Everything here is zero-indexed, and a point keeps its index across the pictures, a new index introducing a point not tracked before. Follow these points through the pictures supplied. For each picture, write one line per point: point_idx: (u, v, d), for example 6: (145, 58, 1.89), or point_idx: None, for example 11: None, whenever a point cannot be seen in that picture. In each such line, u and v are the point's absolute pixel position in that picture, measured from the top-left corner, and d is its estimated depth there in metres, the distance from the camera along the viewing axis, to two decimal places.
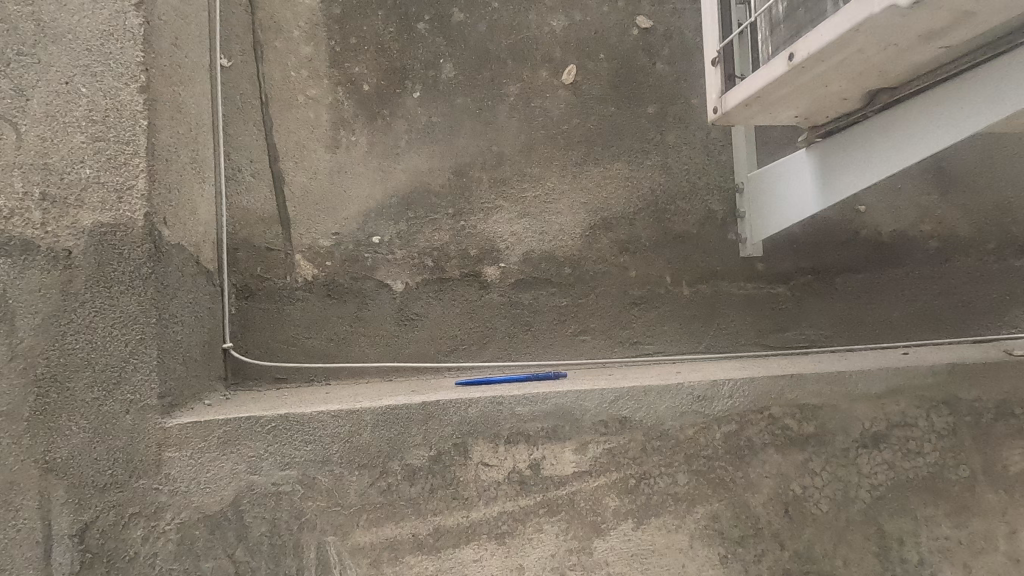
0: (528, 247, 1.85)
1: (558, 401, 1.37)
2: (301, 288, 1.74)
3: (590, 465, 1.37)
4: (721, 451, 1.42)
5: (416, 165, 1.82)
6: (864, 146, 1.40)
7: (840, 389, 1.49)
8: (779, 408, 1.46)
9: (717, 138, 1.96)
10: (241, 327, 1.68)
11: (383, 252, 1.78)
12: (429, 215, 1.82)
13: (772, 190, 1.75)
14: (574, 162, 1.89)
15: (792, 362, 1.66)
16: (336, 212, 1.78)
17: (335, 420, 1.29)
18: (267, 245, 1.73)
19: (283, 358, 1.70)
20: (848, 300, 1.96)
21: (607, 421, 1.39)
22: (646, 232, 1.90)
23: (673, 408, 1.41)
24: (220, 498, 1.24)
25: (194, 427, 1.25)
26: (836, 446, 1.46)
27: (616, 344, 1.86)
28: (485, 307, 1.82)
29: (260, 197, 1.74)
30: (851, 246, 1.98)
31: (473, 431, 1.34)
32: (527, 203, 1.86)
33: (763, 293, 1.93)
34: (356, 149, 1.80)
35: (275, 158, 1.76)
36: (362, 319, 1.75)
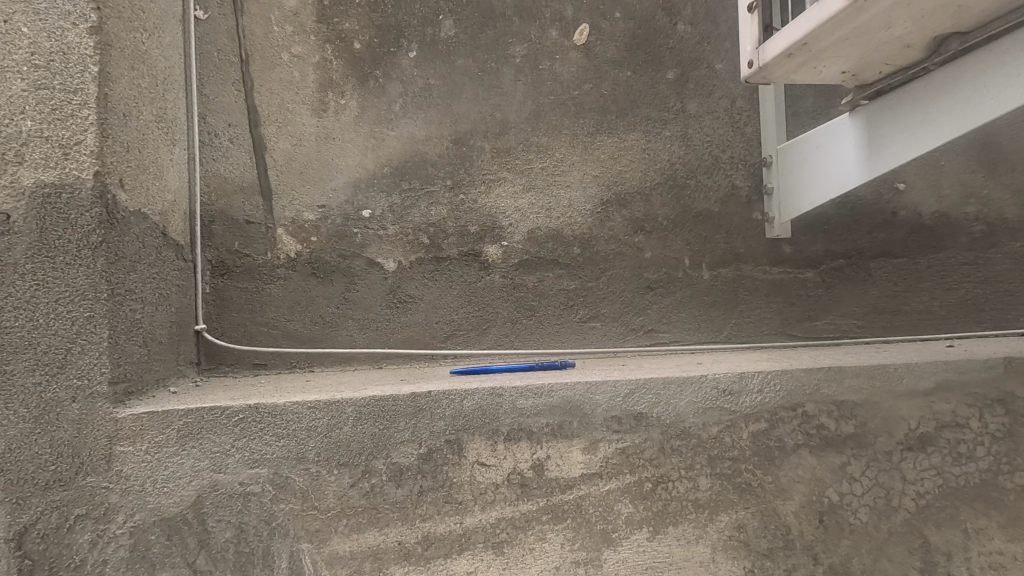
0: (533, 224, 1.69)
1: (566, 394, 1.22)
2: (283, 265, 1.57)
3: (601, 467, 1.22)
4: (748, 453, 1.26)
5: (412, 133, 1.65)
6: (916, 102, 1.22)
7: (882, 385, 1.32)
8: (815, 405, 1.29)
9: (743, 107, 1.77)
10: (215, 308, 1.52)
11: (374, 227, 1.62)
12: (424, 188, 1.65)
13: (800, 160, 1.57)
14: (586, 132, 1.72)
15: (825, 354, 1.49)
16: (322, 182, 1.61)
17: (312, 413, 1.14)
18: (246, 218, 1.56)
19: (262, 342, 1.54)
20: (884, 287, 1.78)
21: (621, 417, 1.23)
22: (663, 210, 1.73)
23: (696, 404, 1.25)
24: (179, 500, 1.09)
25: (150, 417, 1.09)
26: (877, 449, 1.29)
27: (629, 332, 1.69)
28: (486, 289, 1.65)
29: (239, 165, 1.57)
30: (888, 228, 1.80)
31: (468, 427, 1.18)
32: (533, 177, 1.69)
33: (791, 278, 1.75)
34: (345, 113, 1.63)
35: (255, 121, 1.58)
36: (350, 300, 1.59)
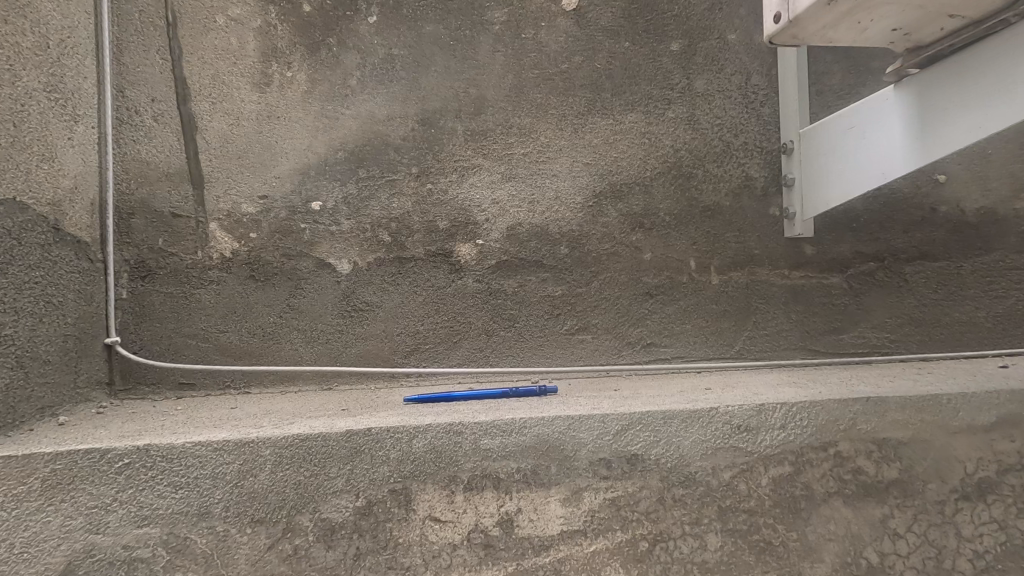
0: (514, 219, 1.44)
1: (542, 432, 0.98)
2: (216, 267, 1.33)
3: (584, 523, 0.98)
4: (768, 504, 1.02)
5: (370, 111, 1.40)
6: (987, 73, 0.98)
7: (931, 419, 1.07)
8: (850, 445, 1.05)
9: (759, 84, 1.51)
10: (133, 317, 1.29)
11: (325, 222, 1.38)
12: (385, 176, 1.40)
13: (822, 143, 1.33)
14: (576, 112, 1.47)
15: (856, 378, 1.25)
16: (263, 169, 1.36)
17: (219, 456, 0.91)
18: (171, 211, 1.32)
19: (189, 357, 1.31)
20: (922, 295, 1.53)
21: (611, 460, 0.99)
22: (666, 204, 1.48)
23: (704, 443, 1.02)
24: (42, 570, 0.84)
25: (12, 461, 0.84)
26: (927, 499, 1.05)
27: (625, 346, 1.45)
28: (457, 295, 1.41)
29: (164, 148, 1.32)
30: (928, 226, 1.54)
31: (418, 473, 0.94)
32: (513, 164, 1.45)
33: (814, 284, 1.50)
34: (292, 87, 1.38)
35: (184, 96, 1.34)
36: (295, 308, 1.35)
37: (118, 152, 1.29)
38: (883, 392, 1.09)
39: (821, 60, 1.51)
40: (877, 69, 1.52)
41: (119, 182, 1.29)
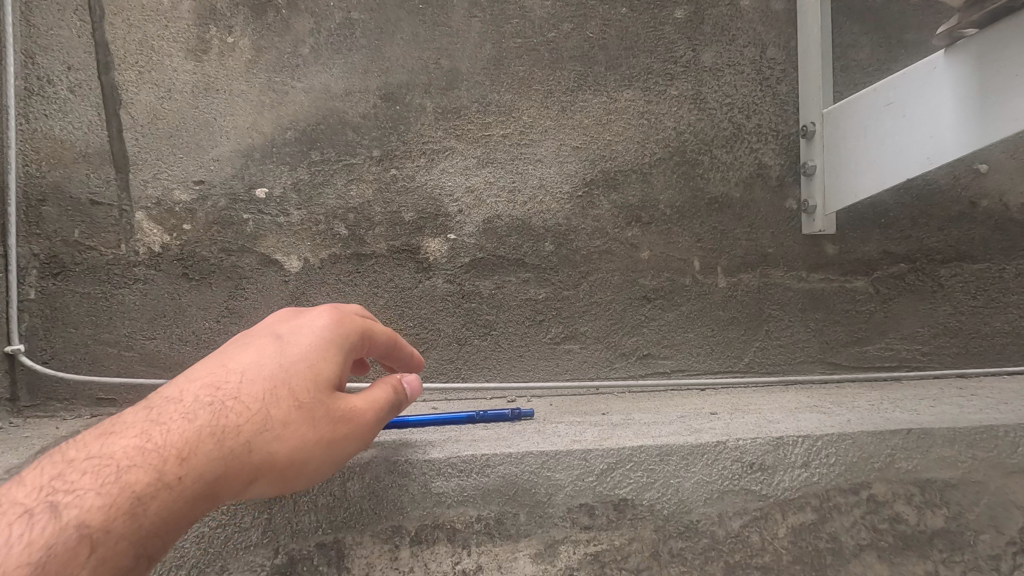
0: (491, 211, 1.25)
1: (508, 472, 0.81)
2: (142, 263, 1.15)
3: None
4: (787, 562, 0.83)
5: (325, 84, 1.21)
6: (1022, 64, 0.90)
7: (983, 456, 0.89)
8: (885, 487, 0.87)
9: (776, 57, 1.31)
10: (43, 321, 1.11)
11: (271, 212, 1.19)
12: (342, 159, 1.21)
13: (856, 121, 1.15)
14: (564, 88, 1.27)
15: (886, 401, 1.06)
16: (199, 150, 1.17)
17: None
18: (89, 197, 1.13)
19: (110, 368, 1.13)
20: (957, 302, 1.33)
21: (594, 507, 0.81)
22: (666, 194, 1.29)
23: (707, 485, 0.83)
24: None
25: None
26: (981, 555, 0.85)
27: (617, 358, 1.26)
28: (424, 298, 1.23)
29: (82, 124, 1.13)
30: (968, 223, 1.34)
31: (354, 521, 0.77)
32: (491, 148, 1.25)
33: (835, 289, 1.31)
34: (233, 56, 1.19)
35: (105, 64, 1.15)
36: (235, 312, 1.17)
37: (27, 129, 1.11)
38: (926, 423, 0.91)
39: (847, 31, 1.31)
40: (911, 43, 1.32)
41: (29, 164, 1.11)
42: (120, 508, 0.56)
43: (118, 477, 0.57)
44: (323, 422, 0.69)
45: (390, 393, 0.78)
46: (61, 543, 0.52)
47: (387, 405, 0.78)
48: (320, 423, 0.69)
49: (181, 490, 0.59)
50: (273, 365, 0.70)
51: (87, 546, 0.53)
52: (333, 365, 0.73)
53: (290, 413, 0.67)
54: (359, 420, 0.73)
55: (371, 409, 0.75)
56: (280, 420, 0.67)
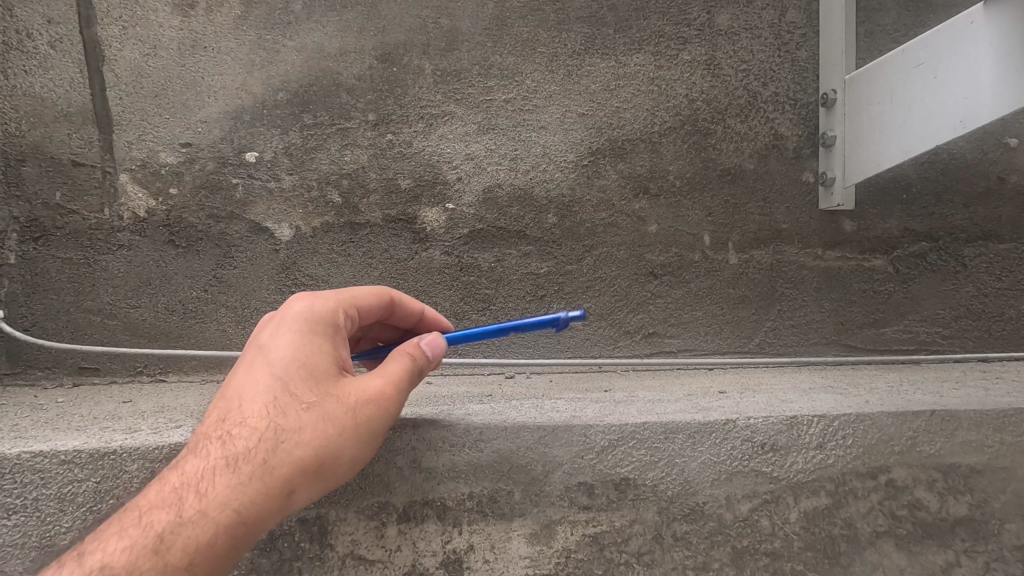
0: (492, 179, 1.19)
1: (504, 447, 0.77)
2: (127, 229, 1.10)
3: (555, 567, 0.74)
4: (798, 548, 0.78)
5: (319, 43, 1.15)
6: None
7: (1012, 441, 0.83)
8: (906, 471, 0.81)
9: (796, 21, 1.24)
10: (24, 287, 1.06)
11: (262, 177, 1.14)
12: (336, 123, 1.16)
13: (884, 86, 1.08)
14: (570, 51, 1.21)
15: (907, 383, 1.00)
16: (186, 111, 1.12)
17: (68, 472, 0.68)
18: (71, 158, 1.08)
19: (93, 337, 1.08)
20: (981, 283, 1.27)
21: (593, 486, 0.76)
22: (676, 165, 1.22)
23: (716, 465, 0.78)
24: None
25: None
26: (1004, 545, 0.80)
27: (621, 336, 1.21)
28: (420, 270, 1.17)
29: (63, 81, 1.08)
30: (995, 199, 1.27)
31: (339, 496, 0.73)
32: (492, 113, 1.19)
33: (853, 267, 1.24)
34: (222, 11, 1.13)
35: (87, 18, 1.09)
36: (223, 281, 1.12)
37: (6, 85, 1.06)
38: (946, 405, 0.86)
39: None
40: (941, 6, 1.24)
41: (8, 122, 1.06)
42: (173, 526, 0.60)
43: (174, 500, 0.62)
44: (337, 417, 0.65)
45: (408, 352, 0.71)
46: (134, 558, 0.58)
47: (409, 363, 0.71)
48: (333, 418, 0.65)
49: (223, 503, 0.61)
50: (273, 376, 0.66)
51: (153, 557, 0.58)
52: (326, 360, 0.69)
53: (305, 413, 0.64)
54: (385, 387, 0.68)
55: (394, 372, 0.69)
56: (299, 425, 0.64)
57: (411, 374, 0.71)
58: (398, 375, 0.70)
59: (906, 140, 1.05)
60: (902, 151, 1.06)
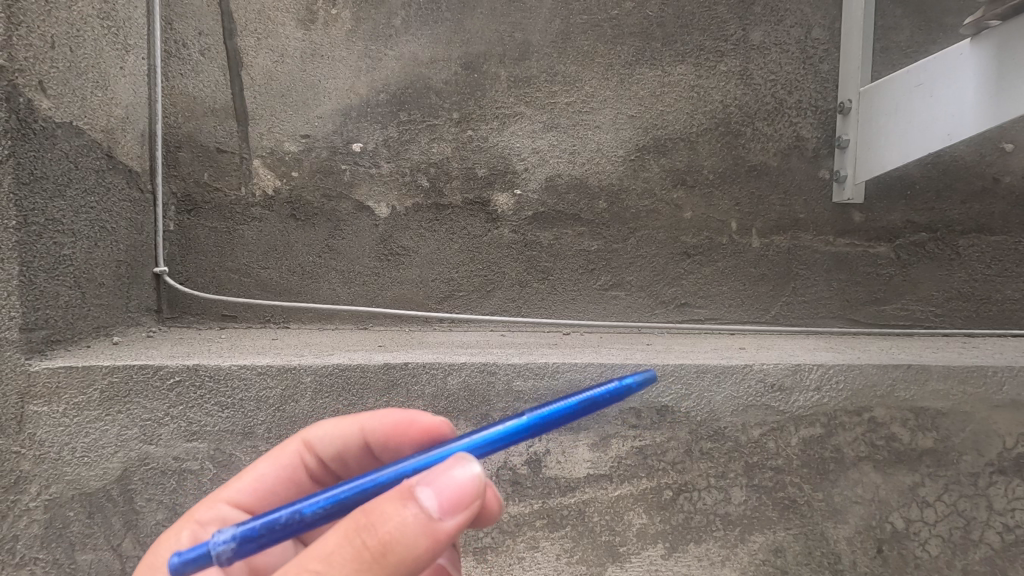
0: (554, 169, 1.41)
1: (574, 377, 1.01)
2: (259, 204, 1.35)
3: (611, 468, 1.01)
4: (796, 464, 1.02)
5: (413, 53, 1.38)
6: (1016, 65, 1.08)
7: (976, 391, 1.04)
8: (885, 411, 1.03)
9: (821, 38, 1.43)
10: (179, 249, 1.32)
11: (365, 163, 1.38)
12: (425, 120, 1.38)
13: (889, 101, 1.30)
14: (624, 61, 1.42)
15: (898, 348, 1.22)
16: (305, 108, 1.36)
17: (264, 380, 0.98)
18: (217, 146, 1.34)
19: (232, 291, 1.33)
20: (973, 270, 1.45)
21: (641, 410, 1.02)
22: (711, 161, 1.43)
23: (735, 399, 1.02)
24: (103, 472, 0.94)
25: (69, 374, 0.94)
26: (961, 471, 1.02)
27: (657, 305, 1.43)
28: (492, 245, 1.40)
29: (211, 82, 1.33)
30: (989, 196, 1.45)
31: (451, 408, 1.00)
32: (555, 113, 1.41)
33: (859, 253, 1.45)
34: (336, 26, 1.37)
35: (230, 30, 1.34)
36: (334, 249, 1.37)
37: (167, 86, 1.31)
38: (926, 361, 1.07)
39: (888, 15, 1.42)
40: (951, 26, 1.42)
41: (167, 115, 1.31)
42: None
43: None
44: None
45: (372, 519, 0.51)
46: None
47: (390, 526, 0.51)
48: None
49: None
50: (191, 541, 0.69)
51: None
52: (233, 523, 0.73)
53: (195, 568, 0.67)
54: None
55: (331, 549, 0.51)
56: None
57: (376, 548, 0.50)
58: (349, 553, 0.50)
59: (905, 151, 1.27)
60: (903, 160, 1.27)
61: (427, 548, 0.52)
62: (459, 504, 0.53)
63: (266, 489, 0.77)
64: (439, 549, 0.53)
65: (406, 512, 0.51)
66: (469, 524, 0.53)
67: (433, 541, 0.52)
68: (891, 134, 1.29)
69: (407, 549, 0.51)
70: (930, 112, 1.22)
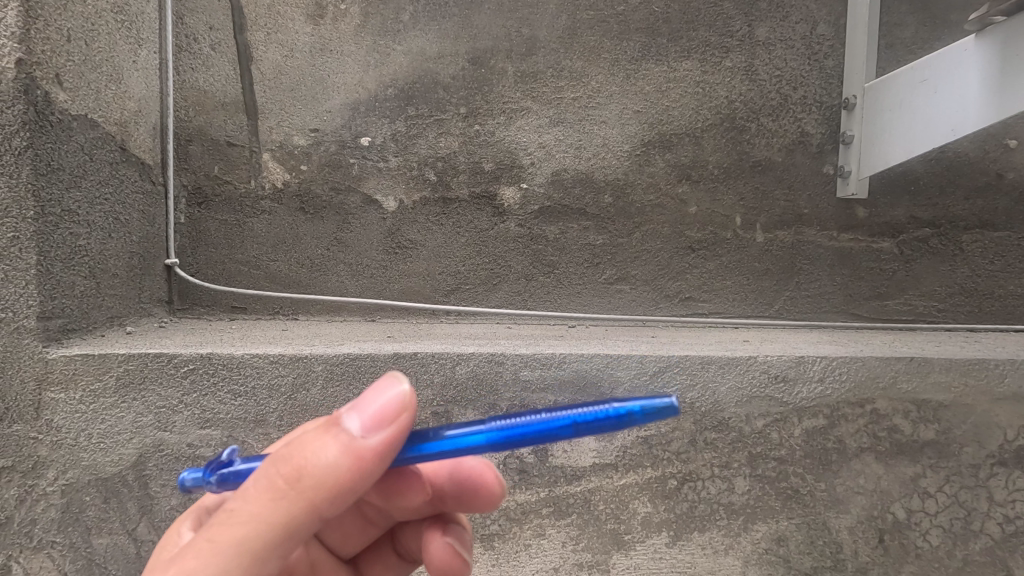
0: (560, 164, 1.42)
1: (581, 368, 1.03)
2: (268, 197, 1.36)
3: (616, 457, 1.03)
4: (798, 455, 1.04)
5: (422, 48, 1.39)
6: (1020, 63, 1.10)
7: (978, 384, 1.05)
8: (888, 403, 1.05)
9: (826, 34, 1.44)
10: (190, 241, 1.34)
11: (373, 157, 1.39)
12: (433, 115, 1.40)
13: (893, 96, 1.31)
14: (630, 57, 1.43)
15: (900, 341, 1.23)
16: (314, 102, 1.38)
17: (276, 369, 1.00)
18: (227, 140, 1.35)
19: (242, 283, 1.35)
20: (976, 265, 1.46)
21: (646, 400, 1.03)
22: (715, 156, 1.44)
23: (739, 390, 1.04)
24: (118, 458, 0.96)
25: (86, 361, 0.96)
26: (962, 463, 1.03)
27: (661, 298, 1.45)
28: (498, 238, 1.42)
29: (221, 77, 1.35)
30: (993, 192, 1.46)
31: (459, 397, 1.02)
32: (562, 109, 1.42)
33: (863, 248, 1.46)
34: (345, 21, 1.38)
35: (240, 25, 1.35)
36: (342, 242, 1.38)
37: (178, 80, 1.33)
38: (929, 354, 1.08)
39: (893, 12, 1.43)
40: (956, 22, 1.42)
41: (178, 109, 1.33)
42: None
43: None
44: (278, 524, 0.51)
45: (290, 450, 0.51)
46: None
47: (306, 453, 0.50)
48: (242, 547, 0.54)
49: None
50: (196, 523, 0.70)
51: None
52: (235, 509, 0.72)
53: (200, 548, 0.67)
54: (216, 532, 0.51)
55: (249, 484, 0.51)
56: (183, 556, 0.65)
57: (289, 477, 0.50)
58: (264, 484, 0.51)
59: (907, 146, 1.28)
60: (905, 155, 1.29)
61: (349, 471, 0.51)
62: (381, 423, 0.51)
63: None
64: (362, 474, 0.51)
65: (322, 439, 0.51)
66: (394, 444, 0.51)
67: (349, 463, 0.50)
68: (894, 129, 1.31)
69: (322, 474, 0.50)
70: (933, 108, 1.24)
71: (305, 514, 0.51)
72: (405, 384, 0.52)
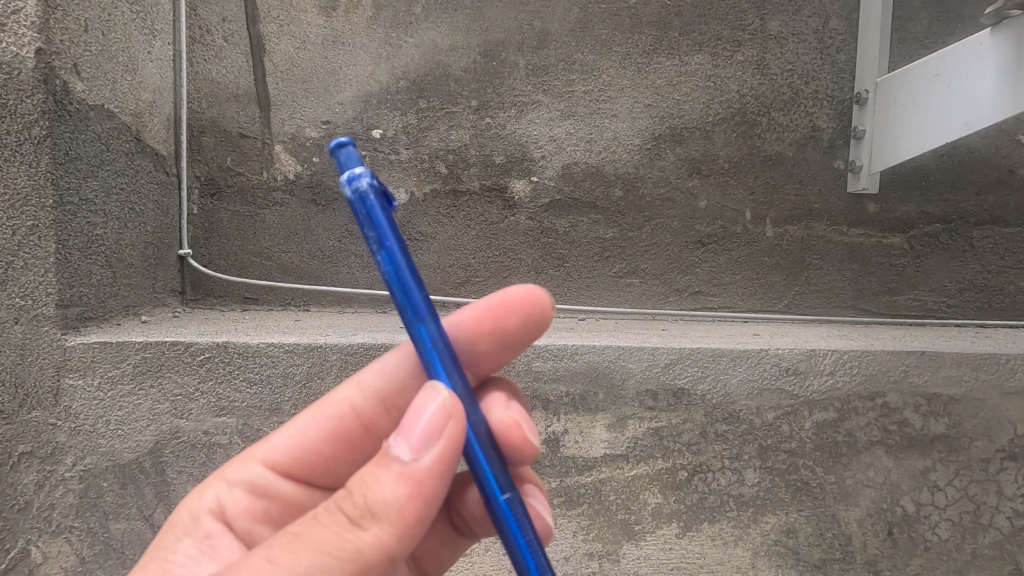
0: (570, 157, 1.43)
1: (593, 359, 1.04)
2: (280, 189, 1.37)
3: (627, 448, 1.04)
4: (809, 448, 1.04)
5: (434, 40, 1.39)
6: None
7: (989, 379, 1.05)
8: (898, 397, 1.05)
9: (839, 28, 1.43)
10: (203, 233, 1.34)
11: (385, 150, 1.39)
12: (444, 107, 1.40)
13: (906, 90, 1.30)
14: (641, 50, 1.42)
15: (911, 336, 1.23)
16: (326, 95, 1.38)
17: (291, 358, 1.01)
18: (239, 132, 1.36)
19: (254, 274, 1.36)
20: (986, 261, 1.46)
21: (657, 392, 1.04)
22: (726, 150, 1.44)
23: (749, 382, 1.04)
24: (135, 445, 0.98)
25: (104, 349, 0.97)
26: (972, 456, 1.04)
27: (671, 292, 1.45)
28: (509, 231, 1.42)
29: (234, 68, 1.35)
30: (1005, 188, 1.45)
31: None
32: (573, 102, 1.42)
33: (873, 243, 1.46)
34: (357, 13, 1.38)
35: (253, 17, 1.36)
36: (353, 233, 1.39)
37: (191, 71, 1.34)
38: (941, 348, 1.08)
39: (906, 6, 1.42)
40: (970, 17, 1.41)
41: (191, 101, 1.33)
42: None
43: None
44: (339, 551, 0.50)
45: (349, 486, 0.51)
46: None
47: (364, 485, 0.51)
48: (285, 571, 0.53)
49: None
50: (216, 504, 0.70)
51: None
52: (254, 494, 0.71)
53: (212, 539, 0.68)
54: (277, 553, 0.49)
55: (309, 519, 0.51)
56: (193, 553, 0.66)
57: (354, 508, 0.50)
58: (329, 517, 0.50)
59: (920, 139, 1.28)
60: (918, 149, 1.28)
61: (412, 498, 0.51)
62: (431, 438, 0.52)
63: (303, 446, 0.72)
64: (423, 501, 0.51)
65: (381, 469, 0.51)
66: (447, 458, 0.52)
67: (411, 489, 0.51)
68: (907, 122, 1.30)
69: (386, 502, 0.50)
70: (947, 101, 1.23)
71: (374, 550, 0.50)
72: (445, 394, 0.54)
